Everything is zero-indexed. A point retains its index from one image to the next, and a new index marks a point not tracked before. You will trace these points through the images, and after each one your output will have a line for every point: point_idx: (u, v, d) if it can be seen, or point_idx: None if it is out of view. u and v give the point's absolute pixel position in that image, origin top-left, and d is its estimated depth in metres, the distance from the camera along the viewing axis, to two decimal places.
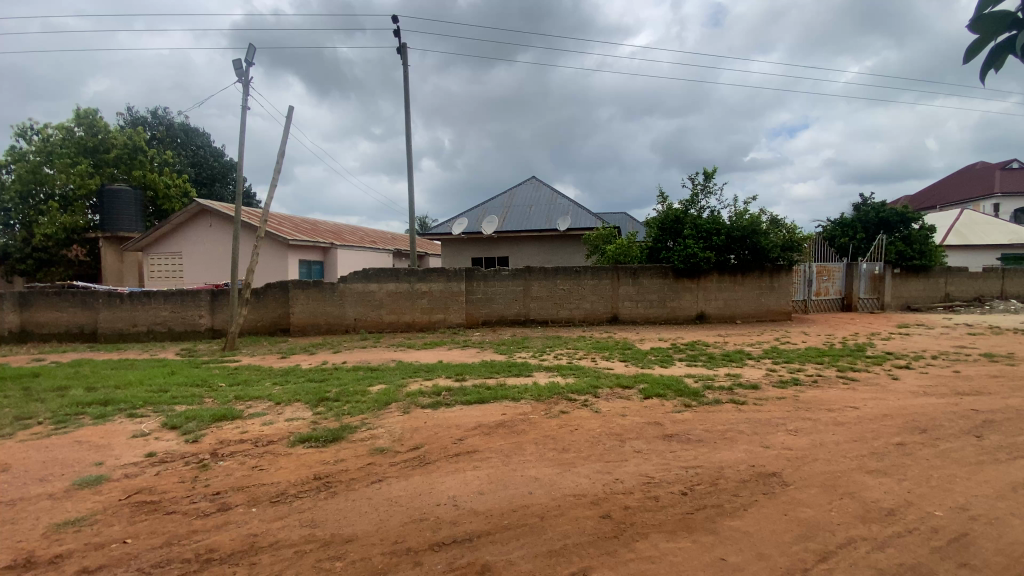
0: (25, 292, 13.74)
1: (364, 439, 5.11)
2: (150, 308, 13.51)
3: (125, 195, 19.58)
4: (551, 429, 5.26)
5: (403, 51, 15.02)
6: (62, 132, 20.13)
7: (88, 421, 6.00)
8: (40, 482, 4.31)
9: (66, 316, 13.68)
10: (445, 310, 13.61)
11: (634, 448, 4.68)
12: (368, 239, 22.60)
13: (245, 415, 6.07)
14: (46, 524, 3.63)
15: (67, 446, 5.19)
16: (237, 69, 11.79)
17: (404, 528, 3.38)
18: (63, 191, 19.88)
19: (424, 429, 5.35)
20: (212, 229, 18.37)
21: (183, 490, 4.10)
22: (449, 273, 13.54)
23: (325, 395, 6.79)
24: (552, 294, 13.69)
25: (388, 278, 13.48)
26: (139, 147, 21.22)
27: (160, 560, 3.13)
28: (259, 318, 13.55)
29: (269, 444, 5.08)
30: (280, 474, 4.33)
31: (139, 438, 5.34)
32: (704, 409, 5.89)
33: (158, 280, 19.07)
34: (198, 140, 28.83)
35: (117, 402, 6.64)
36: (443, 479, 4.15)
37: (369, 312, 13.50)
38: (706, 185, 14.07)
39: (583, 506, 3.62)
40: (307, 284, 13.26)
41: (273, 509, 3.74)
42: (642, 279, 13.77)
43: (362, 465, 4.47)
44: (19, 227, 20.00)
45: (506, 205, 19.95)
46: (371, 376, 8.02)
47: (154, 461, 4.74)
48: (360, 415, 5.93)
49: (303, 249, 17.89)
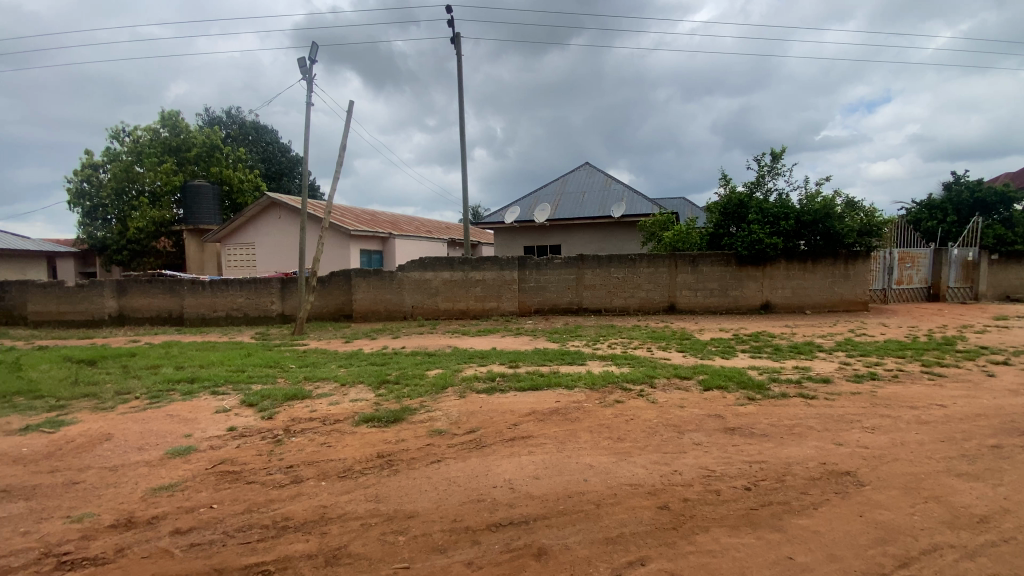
0: (122, 279, 15.18)
1: (424, 421, 5.29)
2: (228, 295, 14.58)
3: (205, 191, 21.17)
4: (607, 417, 5.21)
5: (456, 40, 15.04)
6: (150, 134, 22.05)
7: (177, 396, 6.60)
8: (139, 451, 4.81)
9: (157, 302, 15.03)
10: (497, 298, 13.73)
11: (693, 441, 4.53)
12: (424, 228, 23.15)
13: (313, 394, 6.46)
14: (144, 488, 4.04)
15: (161, 418, 5.74)
16: (302, 67, 12.40)
17: (462, 507, 3.48)
18: (152, 188, 21.75)
19: (479, 413, 5.47)
20: (281, 220, 19.54)
21: (260, 462, 4.43)
22: (503, 261, 13.63)
23: (386, 377, 7.11)
24: (605, 283, 13.47)
25: (443, 266, 13.79)
26: (216, 145, 22.79)
27: (242, 525, 3.41)
28: (325, 304, 14.30)
29: (337, 422, 5.37)
30: (345, 451, 4.57)
31: (221, 413, 5.82)
32: (769, 403, 5.62)
33: (234, 269, 20.46)
34: (268, 136, 30.47)
35: (202, 380, 7.27)
36: (500, 462, 4.22)
37: (426, 300, 13.89)
38: (774, 166, 13.22)
39: (640, 496, 3.56)
40: (368, 272, 13.85)
41: (341, 483, 3.96)
42: (702, 266, 13.24)
43: (421, 445, 4.64)
44: (115, 221, 22.01)
45: (559, 191, 19.74)
46: (428, 361, 8.28)
47: (234, 435, 5.13)
48: (419, 398, 6.14)
49: (364, 239, 18.64)
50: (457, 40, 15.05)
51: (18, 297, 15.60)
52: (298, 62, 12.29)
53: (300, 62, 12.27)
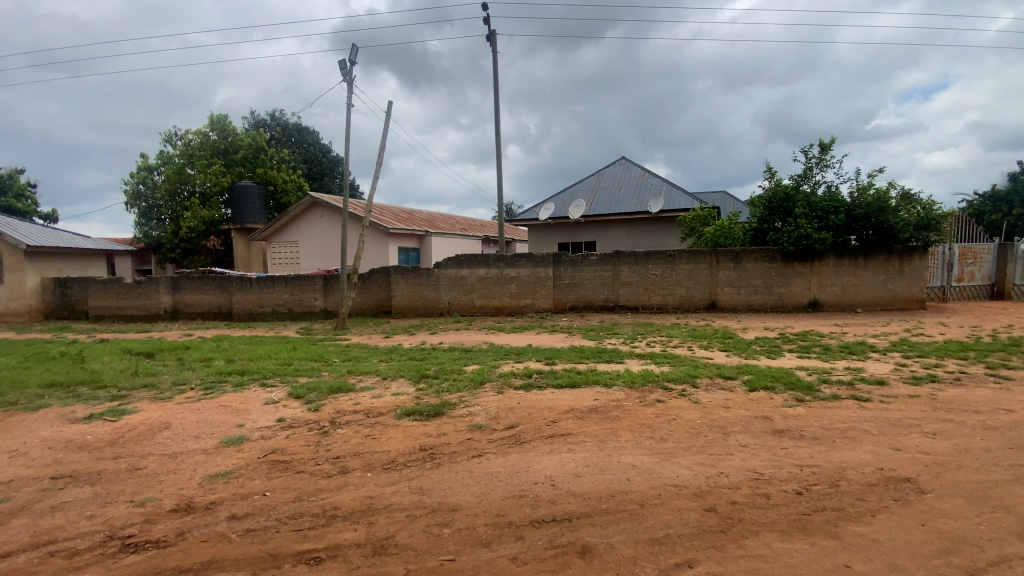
0: (176, 276, 16.00)
1: (463, 415, 5.35)
2: (274, 291, 15.15)
3: (251, 191, 22.07)
4: (648, 417, 5.13)
5: (491, 38, 15.07)
6: (200, 137, 23.09)
7: (230, 388, 6.92)
8: (196, 439, 5.06)
9: (208, 297, 15.78)
10: (532, 294, 13.72)
11: (740, 443, 4.40)
12: (459, 226, 23.37)
13: (356, 388, 6.64)
14: (202, 474, 4.26)
15: (214, 408, 6.03)
16: (343, 69, 12.73)
17: (504, 502, 3.50)
18: (202, 189, 22.79)
19: (518, 409, 5.48)
20: (323, 219, 20.15)
21: (309, 452, 4.58)
22: (538, 258, 13.61)
23: (425, 372, 7.23)
24: (643, 279, 13.25)
25: (479, 263, 13.89)
26: (261, 147, 23.68)
27: (294, 512, 3.54)
28: (365, 300, 14.66)
29: (379, 415, 5.50)
30: (389, 443, 4.68)
31: (270, 404, 6.07)
32: (819, 404, 5.39)
33: (278, 266, 21.23)
34: (310, 137, 31.41)
35: (251, 372, 7.60)
36: (540, 458, 4.22)
37: (462, 296, 14.03)
38: (823, 158, 12.64)
39: (686, 498, 3.49)
40: (406, 269, 14.10)
41: (386, 474, 4.06)
42: (744, 263, 12.83)
43: (462, 440, 4.69)
44: (168, 221, 23.09)
45: (594, 186, 19.53)
46: (465, 357, 8.36)
47: (283, 426, 5.34)
48: (458, 393, 6.21)
49: (401, 236, 18.99)
50: (492, 38, 15.07)
51: (82, 293, 16.67)
52: (338, 64, 12.62)
53: (341, 64, 12.60)
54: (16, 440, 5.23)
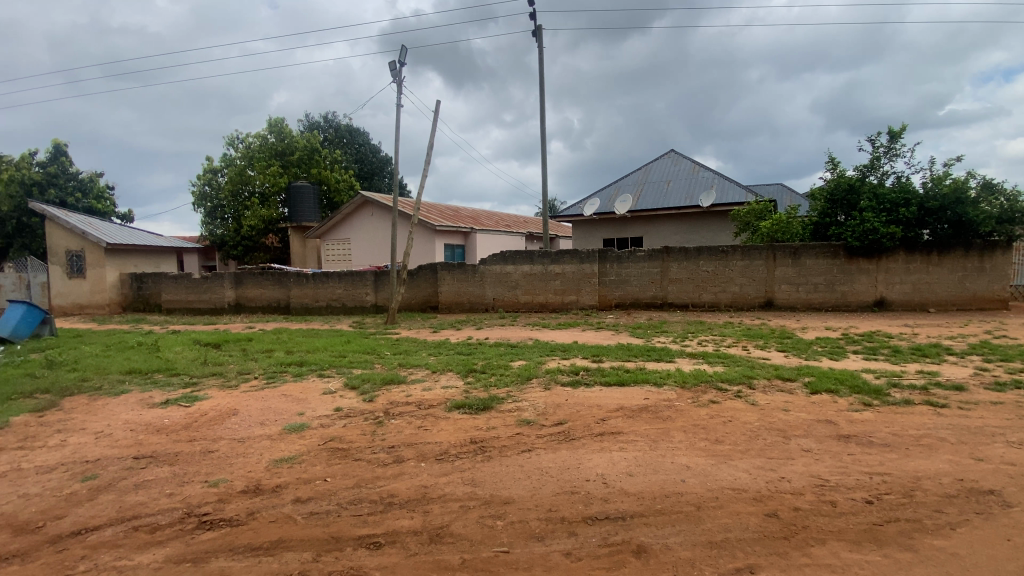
0: (239, 272, 16.96)
1: (512, 410, 5.40)
2: (328, 287, 15.78)
3: (306, 191, 23.05)
4: (701, 418, 4.99)
5: (538, 33, 15.01)
6: (260, 140, 24.31)
7: (290, 377, 7.29)
8: (261, 425, 5.37)
9: (268, 292, 16.64)
10: (578, 291, 13.61)
11: (801, 447, 4.21)
12: (503, 222, 23.50)
13: (408, 380, 6.84)
14: (268, 459, 4.51)
15: (277, 397, 6.37)
16: (393, 70, 13.07)
17: (556, 498, 3.51)
18: (261, 189, 24.01)
19: (566, 406, 5.47)
20: (373, 217, 20.81)
21: (365, 441, 4.76)
22: (583, 254, 13.49)
23: (473, 366, 7.33)
24: (693, 276, 12.88)
25: (523, 260, 13.93)
26: (315, 148, 24.68)
27: (353, 498, 3.69)
28: (413, 296, 15.03)
29: (430, 407, 5.64)
30: (441, 435, 4.79)
31: (328, 394, 6.34)
32: (889, 410, 5.07)
33: (330, 263, 22.09)
34: (360, 138, 32.42)
35: (309, 363, 7.96)
36: (591, 456, 4.19)
37: (507, 293, 14.11)
38: (891, 146, 11.84)
39: (745, 502, 3.38)
40: (453, 266, 14.35)
41: (439, 465, 4.16)
42: (804, 259, 12.22)
43: (511, 434, 4.73)
44: (230, 220, 24.37)
45: (641, 181, 19.11)
46: (512, 352, 8.41)
47: (340, 415, 5.57)
48: (506, 388, 6.27)
49: (447, 233, 19.32)
50: (538, 33, 15.02)
51: (156, 287, 17.97)
52: (388, 66, 12.98)
53: (391, 65, 12.94)
54: (102, 422, 5.71)
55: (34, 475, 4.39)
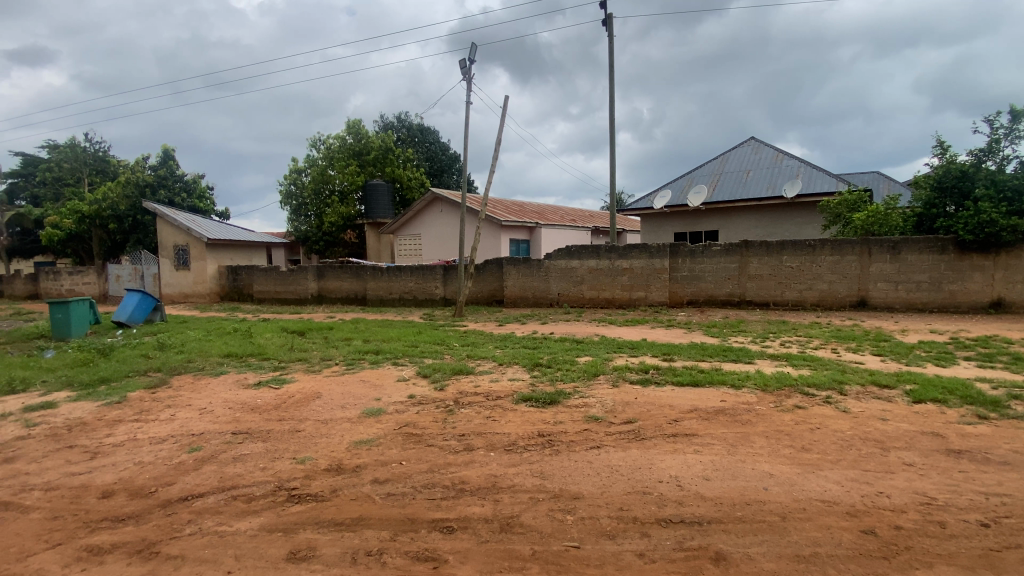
0: (321, 266, 18.14)
1: (579, 405, 5.35)
2: (400, 280, 16.46)
3: (381, 188, 24.15)
4: (785, 423, 4.67)
5: (607, 22, 14.66)
6: (339, 141, 25.73)
7: (367, 364, 7.71)
8: (342, 408, 5.71)
9: (346, 284, 17.66)
10: (647, 287, 13.22)
11: (903, 461, 3.83)
12: (569, 217, 23.30)
13: (476, 371, 6.99)
14: (349, 440, 4.79)
15: (356, 382, 6.75)
16: (463, 68, 13.35)
17: (627, 497, 3.44)
18: (341, 188, 25.45)
19: (636, 404, 5.34)
20: (443, 213, 21.42)
21: (437, 428, 4.93)
22: (653, 249, 13.08)
23: (539, 360, 7.36)
24: (774, 273, 12.09)
25: (590, 254, 13.74)
26: (389, 147, 25.76)
27: (427, 482, 3.84)
28: (480, 289, 15.31)
29: (498, 399, 5.72)
30: (509, 426, 4.84)
31: (401, 381, 6.64)
32: (1011, 425, 4.47)
33: (402, 257, 23.00)
34: (431, 136, 33.39)
35: (384, 352, 8.37)
36: (663, 457, 4.06)
37: (572, 288, 13.99)
38: (1016, 127, 10.41)
39: (837, 516, 3.12)
40: (519, 260, 14.46)
41: (508, 455, 4.21)
42: (905, 254, 11.07)
43: (580, 429, 4.69)
44: (313, 217, 26.06)
45: (717, 171, 18.15)
46: (578, 348, 8.33)
47: (413, 401, 5.80)
48: (573, 383, 6.22)
49: (514, 228, 19.49)
50: (608, 22, 14.65)
51: (248, 279, 19.62)
52: (458, 64, 13.25)
53: (461, 64, 13.23)
54: (206, 399, 6.35)
55: (149, 445, 4.95)
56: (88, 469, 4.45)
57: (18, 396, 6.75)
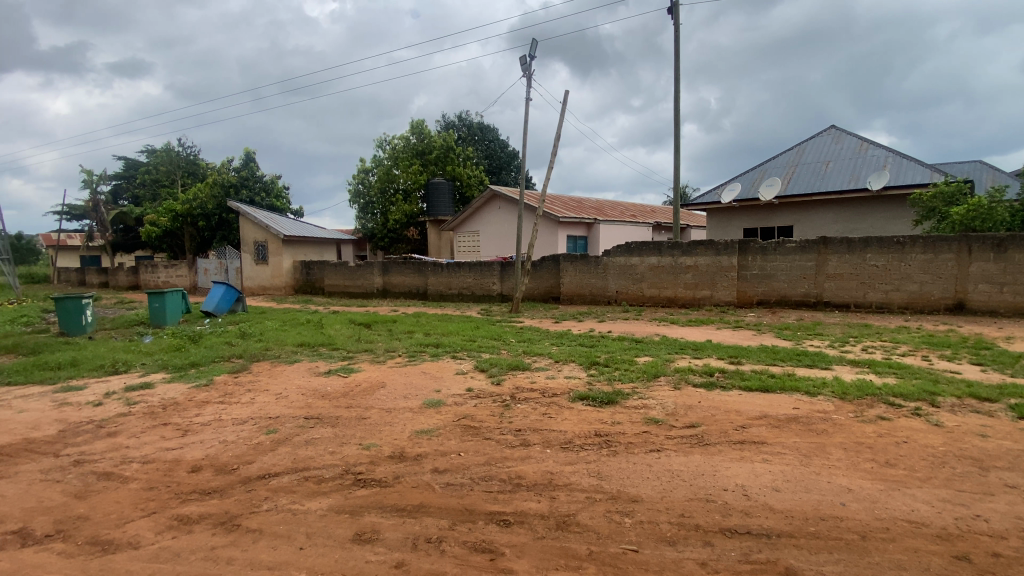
0: (385, 261, 18.89)
1: (638, 407, 5.23)
2: (459, 276, 16.81)
3: (442, 187, 24.79)
4: (865, 436, 4.32)
5: (673, 10, 14.14)
6: (403, 141, 26.59)
7: (427, 357, 7.95)
8: (404, 399, 5.92)
9: (408, 279, 18.29)
10: (712, 286, 12.67)
11: (1006, 483, 3.43)
12: (629, 213, 22.75)
13: (532, 367, 7.01)
14: (411, 430, 4.96)
15: (417, 374, 6.98)
16: (524, 65, 13.38)
17: (689, 503, 3.32)
18: (405, 186, 26.34)
19: (699, 408, 5.13)
20: (502, 209, 21.62)
21: (494, 422, 4.99)
22: (720, 246, 12.52)
23: (597, 359, 7.26)
24: (855, 272, 11.20)
25: (651, 251, 13.36)
26: (450, 146, 26.32)
27: (484, 474, 3.90)
28: (537, 286, 15.30)
29: (555, 396, 5.70)
30: (566, 424, 4.82)
31: (460, 374, 6.79)
32: None
33: (462, 253, 23.45)
34: (491, 134, 33.71)
35: (444, 345, 8.58)
36: (729, 464, 3.89)
37: (632, 285, 13.68)
38: None
39: (925, 538, 2.85)
40: (577, 257, 14.32)
41: (564, 453, 4.20)
42: (1013, 253, 9.88)
43: (639, 431, 4.59)
44: (378, 214, 27.14)
45: (792, 163, 17.01)
46: (637, 347, 8.13)
47: (471, 395, 5.91)
48: (632, 383, 6.09)
49: (572, 224, 19.34)
50: (674, 10, 14.13)
51: (320, 273, 20.79)
52: (518, 60, 13.30)
53: (521, 60, 13.28)
54: (282, 385, 6.82)
55: (231, 425, 5.38)
56: (180, 445, 4.90)
57: (124, 376, 7.58)
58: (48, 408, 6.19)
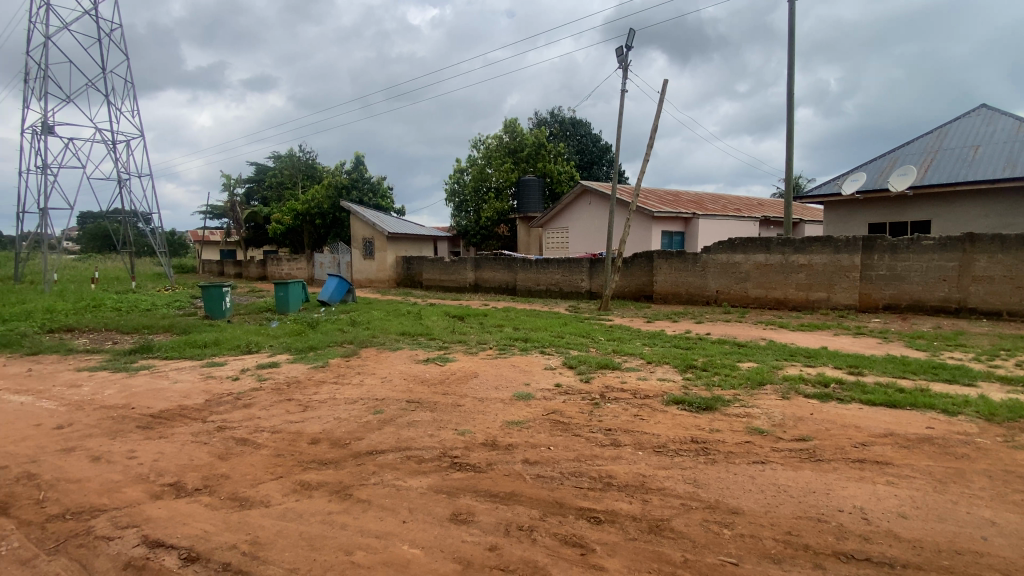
0: (477, 257, 19.53)
1: (740, 415, 4.92)
2: (548, 272, 16.89)
3: (533, 184, 25.09)
4: (1020, 465, 3.69)
5: None
6: (496, 140, 27.18)
7: (517, 350, 8.12)
8: (496, 390, 6.11)
9: (499, 275, 18.76)
10: (827, 287, 11.50)
11: None
12: (731, 206, 21.29)
13: (623, 366, 6.88)
14: (502, 420, 5.11)
15: (508, 366, 7.17)
16: (620, 56, 13.07)
17: (797, 521, 3.08)
18: (497, 184, 26.99)
19: (810, 421, 4.71)
20: (593, 205, 21.32)
21: (584, 419, 4.99)
22: (838, 243, 11.31)
23: (693, 362, 6.94)
24: (1013, 274, 9.53)
25: (758, 249, 12.44)
26: (542, 143, 26.42)
27: (574, 470, 3.92)
28: (628, 283, 14.93)
29: (647, 398, 5.55)
30: (659, 427, 4.68)
31: (549, 370, 6.86)
32: None
33: (551, 249, 23.52)
34: (583, 129, 33.32)
35: (533, 340, 8.71)
36: (846, 484, 3.53)
37: (733, 285, 12.84)
38: None
39: None
40: (672, 254, 13.74)
41: (658, 457, 4.08)
42: None
43: (740, 441, 4.32)
44: (471, 212, 28.05)
45: (931, 148, 14.82)
46: (739, 352, 7.62)
47: (561, 390, 5.95)
48: (732, 390, 5.73)
49: (667, 220, 18.59)
50: None
51: (418, 268, 22.03)
52: (614, 52, 13.01)
53: (617, 52, 12.99)
54: (386, 370, 7.37)
55: (343, 404, 5.93)
56: (301, 419, 5.51)
57: (256, 355, 8.69)
58: (198, 380, 7.27)
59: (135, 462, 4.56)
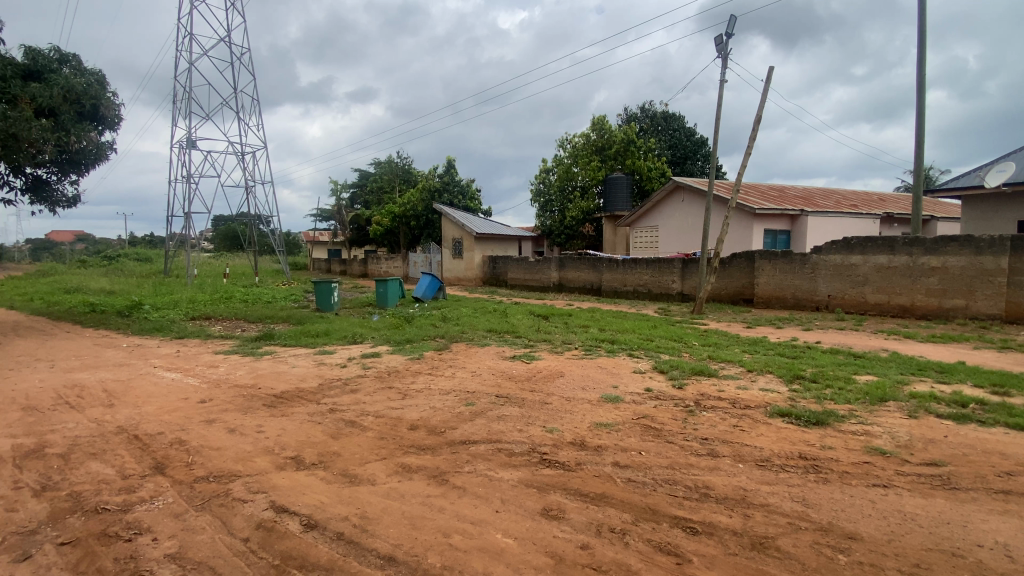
0: (562, 257, 19.51)
1: (857, 433, 4.46)
2: (636, 272, 16.44)
3: (621, 182, 24.53)
4: None
5: None
6: (583, 139, 26.88)
7: (604, 352, 8.02)
8: (584, 390, 6.10)
9: (584, 275, 18.59)
10: (967, 294, 10.00)
11: None
12: (846, 202, 19.22)
13: (719, 374, 6.52)
14: (591, 421, 5.10)
15: (595, 367, 7.11)
16: (719, 45, 12.36)
17: (927, 554, 2.75)
18: (583, 183, 26.76)
19: (944, 444, 4.15)
20: (685, 203, 20.36)
21: (677, 426, 4.82)
22: (983, 243, 9.79)
23: (800, 372, 6.40)
24: None
25: (879, 249, 11.14)
26: (631, 139, 25.64)
27: (667, 477, 3.81)
28: (725, 286, 14.11)
29: (748, 408, 5.22)
30: (761, 440, 4.39)
31: (639, 373, 6.70)
32: None
33: (639, 250, 22.84)
34: (676, 124, 31.89)
35: (620, 342, 8.55)
36: (989, 518, 3.07)
37: (848, 289, 11.62)
38: None
39: None
40: (776, 254, 12.75)
41: (760, 471, 3.84)
42: None
43: (857, 461, 3.93)
44: (557, 211, 28.06)
45: None
46: (855, 363, 6.89)
47: (651, 395, 5.79)
48: (847, 405, 5.21)
49: (769, 218, 17.24)
50: None
51: (504, 267, 22.47)
52: (713, 41, 12.31)
53: (716, 40, 12.29)
54: (475, 365, 7.65)
55: (438, 395, 6.26)
56: (401, 406, 5.91)
57: (360, 346, 9.45)
58: (311, 366, 8.07)
59: (262, 436, 5.19)
